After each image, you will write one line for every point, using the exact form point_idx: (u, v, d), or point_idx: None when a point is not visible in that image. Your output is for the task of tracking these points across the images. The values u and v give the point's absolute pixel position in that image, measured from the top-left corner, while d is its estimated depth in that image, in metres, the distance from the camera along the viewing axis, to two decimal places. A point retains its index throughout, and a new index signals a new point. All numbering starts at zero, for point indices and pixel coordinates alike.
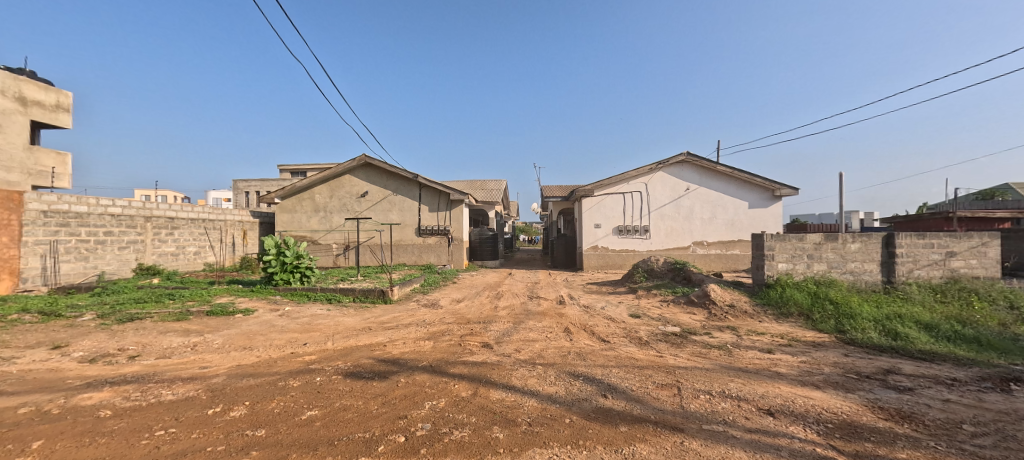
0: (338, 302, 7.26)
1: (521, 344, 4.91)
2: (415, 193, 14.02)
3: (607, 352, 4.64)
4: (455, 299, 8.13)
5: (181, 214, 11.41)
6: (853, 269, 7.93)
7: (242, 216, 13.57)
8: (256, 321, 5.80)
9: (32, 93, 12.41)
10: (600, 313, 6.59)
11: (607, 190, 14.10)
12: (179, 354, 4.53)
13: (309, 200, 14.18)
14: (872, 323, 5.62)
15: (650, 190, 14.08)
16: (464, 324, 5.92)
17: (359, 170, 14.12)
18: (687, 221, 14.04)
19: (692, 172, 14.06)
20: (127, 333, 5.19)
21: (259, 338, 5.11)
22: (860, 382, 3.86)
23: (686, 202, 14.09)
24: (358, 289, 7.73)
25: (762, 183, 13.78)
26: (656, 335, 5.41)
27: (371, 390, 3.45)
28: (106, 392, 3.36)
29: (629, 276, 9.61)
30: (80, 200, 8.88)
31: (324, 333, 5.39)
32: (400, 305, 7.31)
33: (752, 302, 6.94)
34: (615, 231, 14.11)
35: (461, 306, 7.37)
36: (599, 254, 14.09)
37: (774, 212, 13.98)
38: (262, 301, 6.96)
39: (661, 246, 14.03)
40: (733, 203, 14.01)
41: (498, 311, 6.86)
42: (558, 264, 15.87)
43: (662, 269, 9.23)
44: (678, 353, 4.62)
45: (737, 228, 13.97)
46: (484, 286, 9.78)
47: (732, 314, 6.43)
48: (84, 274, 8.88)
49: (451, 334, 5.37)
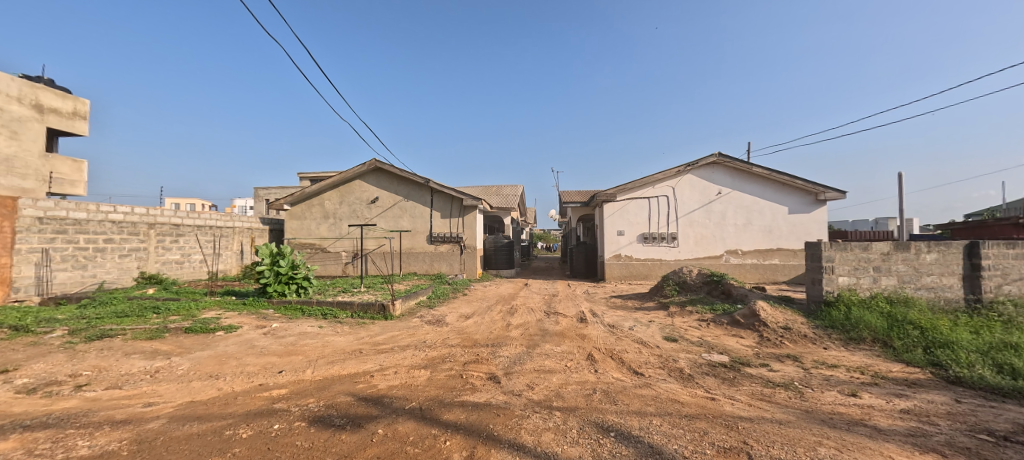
0: (335, 318, 6.53)
1: (535, 377, 4.01)
2: (427, 199, 13.38)
3: (642, 391, 3.67)
4: (463, 314, 7.29)
5: (188, 221, 11.10)
6: (929, 284, 6.70)
7: (251, 223, 13.23)
8: (236, 341, 5.13)
9: (48, 100, 12.53)
10: (628, 334, 5.62)
11: (631, 195, 13.10)
12: (133, 384, 3.86)
13: (319, 206, 13.74)
14: (978, 355, 4.45)
15: (678, 194, 12.99)
16: (470, 347, 5.07)
17: (370, 174, 13.60)
18: (720, 228, 12.86)
19: (725, 175, 12.91)
20: (89, 354, 4.60)
21: (231, 363, 4.40)
22: (1004, 449, 2.77)
23: (717, 207, 12.92)
24: (358, 303, 7.00)
25: (805, 186, 12.50)
26: (701, 366, 4.40)
27: (335, 448, 2.62)
28: (9, 441, 2.68)
29: (658, 289, 8.57)
30: (80, 206, 8.60)
31: (306, 357, 4.64)
32: (401, 322, 6.51)
33: (811, 324, 5.84)
34: (639, 238, 13.06)
35: (469, 324, 6.53)
36: (622, 263, 13.05)
37: (817, 217, 12.65)
38: (251, 316, 6.33)
39: (691, 255, 12.88)
40: (770, 208, 12.76)
41: (510, 331, 5.98)
42: (577, 273, 14.90)
43: (696, 282, 8.16)
44: (735, 395, 3.62)
45: (775, 235, 12.70)
46: (496, 299, 8.93)
47: (789, 339, 5.36)
48: (81, 283, 8.55)
49: (452, 362, 4.53)
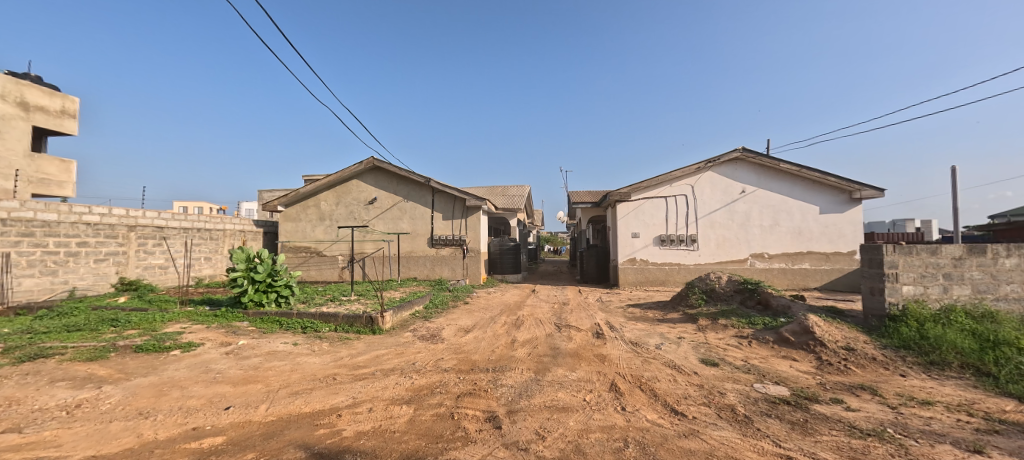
0: (314, 332, 5.70)
1: (546, 420, 3.10)
2: (427, 199, 12.58)
3: (689, 443, 2.74)
4: (463, 327, 6.40)
5: (173, 223, 10.40)
6: (1011, 295, 5.67)
7: (243, 225, 12.51)
8: (190, 364, 4.32)
9: (34, 98, 12.03)
10: (657, 356, 4.68)
11: (646, 194, 12.16)
12: (37, 425, 3.06)
13: (314, 207, 13.02)
14: None
15: (698, 193, 12.01)
16: (467, 373, 4.19)
17: (368, 174, 12.85)
18: (744, 229, 11.84)
19: (749, 172, 11.89)
20: (7, 381, 3.82)
21: (172, 395, 3.58)
22: None
23: (741, 207, 11.91)
24: (342, 315, 6.17)
25: (838, 184, 11.44)
26: (758, 403, 3.46)
27: None
28: None
29: (683, 298, 7.59)
30: (49, 207, 7.93)
31: (265, 386, 3.80)
32: (390, 338, 5.64)
33: (877, 344, 4.86)
34: (655, 241, 12.10)
35: (468, 340, 5.65)
36: (637, 268, 12.08)
37: (851, 218, 11.58)
38: (219, 331, 5.54)
39: (712, 259, 11.86)
40: (799, 207, 11.73)
41: (516, 350, 5.09)
42: (588, 279, 13.92)
43: (726, 290, 7.20)
44: (817, 451, 2.67)
45: (805, 238, 11.67)
46: (501, 309, 8.04)
47: (854, 363, 4.40)
48: (51, 290, 7.89)
49: (444, 394, 3.65)
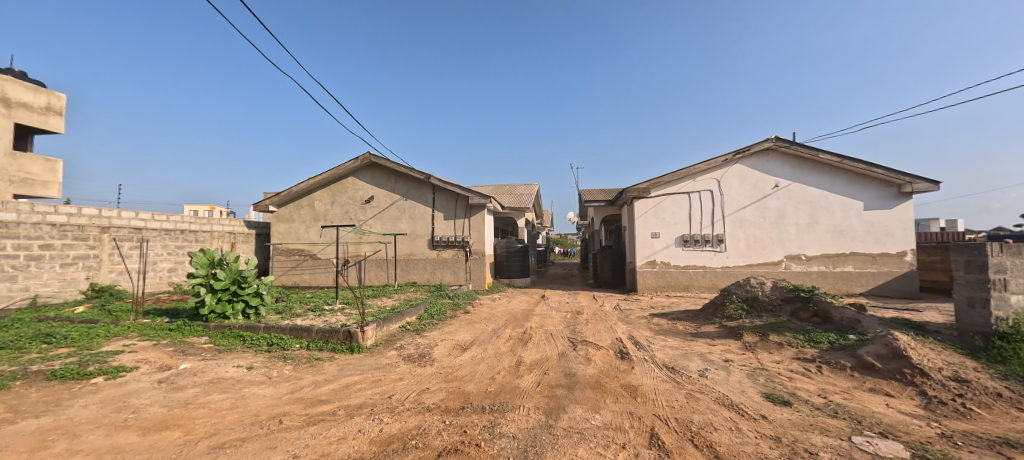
0: (280, 351, 4.75)
1: None
2: (427, 197, 11.65)
3: None
4: (459, 344, 5.39)
5: (152, 224, 9.65)
6: None
7: (232, 227, 11.71)
8: (105, 400, 3.37)
9: (17, 94, 11.45)
10: (704, 389, 3.59)
11: (667, 190, 11.03)
12: None
13: (308, 207, 12.20)
14: None
15: (725, 188, 10.84)
16: (456, 415, 3.15)
17: (364, 170, 11.98)
18: (778, 228, 10.63)
19: (782, 164, 10.68)
20: None
21: (52, 451, 2.62)
22: None
23: (774, 203, 10.69)
24: (316, 329, 5.21)
25: (885, 176, 10.18)
26: None
27: None
28: None
29: (718, 308, 6.47)
30: (7, 206, 7.22)
31: (183, 436, 2.83)
32: (370, 358, 4.67)
33: (996, 374, 3.70)
34: (678, 241, 10.96)
35: (463, 362, 4.62)
36: (657, 272, 10.95)
37: (900, 214, 10.29)
38: (167, 350, 4.65)
39: (742, 261, 10.67)
40: (840, 203, 10.49)
41: (522, 377, 4.05)
42: (602, 283, 12.82)
43: (771, 298, 6.06)
44: None
45: (847, 237, 10.42)
46: (506, 320, 7.00)
47: (978, 401, 3.26)
48: (8, 298, 7.14)
49: (419, 452, 2.61)
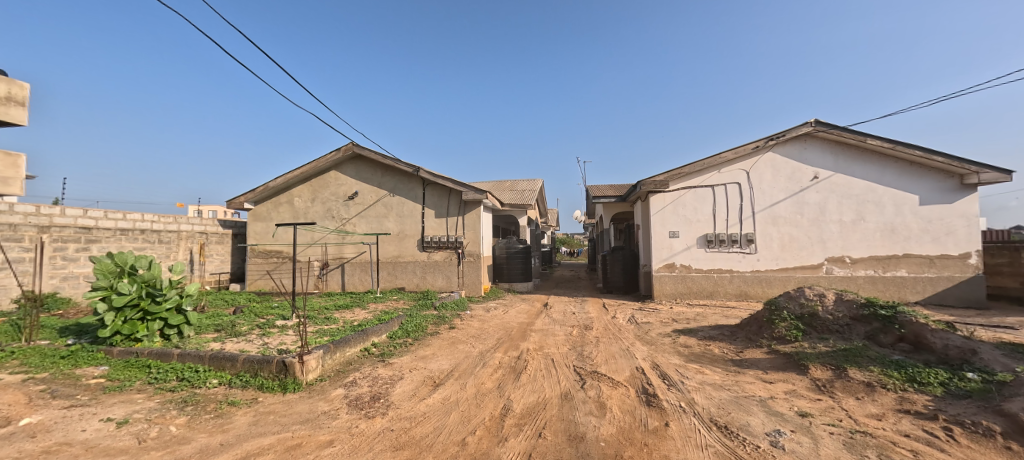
0: (187, 390, 3.56)
1: None
2: (417, 193, 10.44)
3: None
4: (432, 377, 4.12)
5: (105, 224, 8.57)
6: None
7: (204, 226, 10.61)
8: None
9: None
10: None
11: (688, 182, 9.67)
12: None
13: (287, 204, 11.05)
14: None
15: (756, 180, 9.44)
16: None
17: (348, 164, 10.81)
18: (817, 226, 9.21)
19: (822, 152, 9.27)
20: None
21: None
22: None
23: (813, 197, 9.27)
24: (244, 358, 3.99)
25: (945, 165, 8.68)
26: None
27: None
28: None
29: (764, 327, 5.13)
30: None
31: None
32: (303, 403, 3.44)
33: None
34: (700, 241, 9.58)
35: (430, 410, 3.34)
36: (676, 276, 9.60)
37: (963, 209, 8.77)
38: (34, 389, 3.46)
39: (775, 264, 9.26)
40: (891, 197, 9.03)
41: (506, 442, 2.75)
42: (613, 289, 11.49)
43: (836, 315, 4.70)
44: None
45: (899, 236, 8.97)
46: (500, 338, 5.75)
47: None
48: None
49: None
